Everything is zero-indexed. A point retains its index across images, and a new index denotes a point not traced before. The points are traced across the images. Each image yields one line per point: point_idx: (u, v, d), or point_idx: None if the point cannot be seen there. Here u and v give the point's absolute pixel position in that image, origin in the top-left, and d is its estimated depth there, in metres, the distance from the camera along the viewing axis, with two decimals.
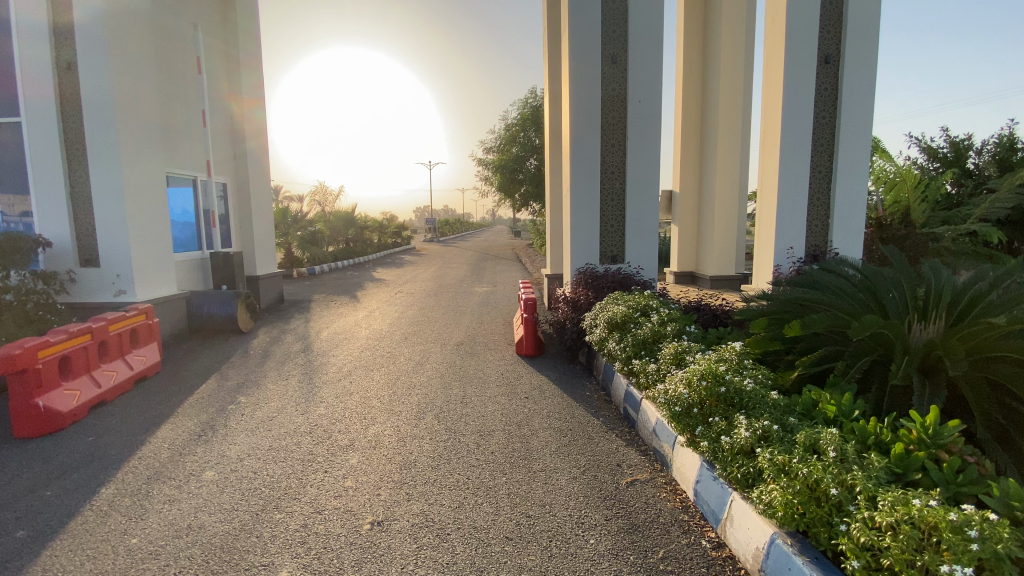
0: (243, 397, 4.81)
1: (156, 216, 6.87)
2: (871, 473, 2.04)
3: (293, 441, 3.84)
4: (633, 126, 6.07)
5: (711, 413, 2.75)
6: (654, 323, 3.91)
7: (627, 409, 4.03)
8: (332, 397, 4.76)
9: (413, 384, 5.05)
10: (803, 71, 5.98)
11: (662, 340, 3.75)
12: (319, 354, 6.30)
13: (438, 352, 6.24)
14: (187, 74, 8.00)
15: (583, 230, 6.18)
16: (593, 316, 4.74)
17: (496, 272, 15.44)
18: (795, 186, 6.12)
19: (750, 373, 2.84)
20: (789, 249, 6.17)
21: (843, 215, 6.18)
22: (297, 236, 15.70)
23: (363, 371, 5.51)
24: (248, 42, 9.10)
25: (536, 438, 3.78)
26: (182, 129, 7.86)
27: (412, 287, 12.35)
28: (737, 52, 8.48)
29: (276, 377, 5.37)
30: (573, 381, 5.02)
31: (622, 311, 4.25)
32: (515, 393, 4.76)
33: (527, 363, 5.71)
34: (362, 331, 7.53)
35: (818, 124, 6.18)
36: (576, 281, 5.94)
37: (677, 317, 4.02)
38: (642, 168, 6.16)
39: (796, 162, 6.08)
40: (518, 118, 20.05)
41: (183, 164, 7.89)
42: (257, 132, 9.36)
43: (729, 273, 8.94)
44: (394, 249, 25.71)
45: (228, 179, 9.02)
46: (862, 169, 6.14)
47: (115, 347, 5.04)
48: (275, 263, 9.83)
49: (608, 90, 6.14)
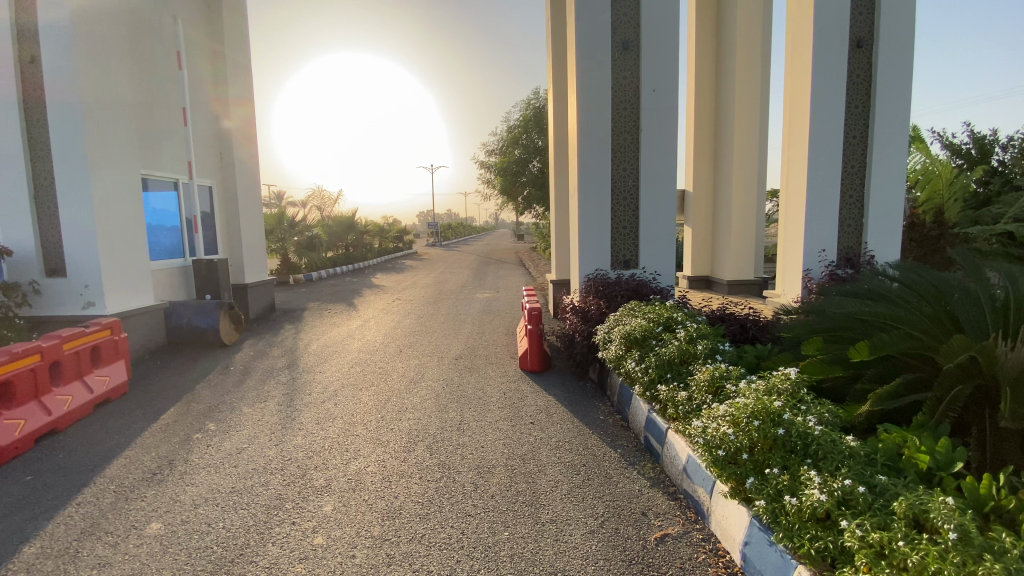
0: (213, 424, 4.28)
1: (131, 223, 6.40)
2: (1015, 565, 1.46)
3: (261, 481, 3.31)
4: (647, 118, 5.51)
5: (766, 462, 2.17)
6: (682, 339, 3.33)
7: (649, 440, 3.47)
8: (312, 424, 4.22)
9: (406, 407, 4.50)
10: (833, 56, 5.39)
11: (694, 361, 3.18)
12: (305, 370, 5.76)
13: (435, 367, 5.70)
14: (166, 71, 7.50)
15: (591, 232, 5.62)
16: (606, 330, 4.17)
17: (500, 277, 14.93)
18: (826, 183, 5.52)
19: (812, 410, 2.26)
20: (821, 253, 5.57)
21: (879, 214, 5.56)
22: (295, 242, 15.16)
23: (350, 391, 4.97)
24: (234, 39, 8.62)
25: (545, 478, 3.21)
26: (159, 128, 7.36)
27: (412, 293, 11.81)
28: (755, 39, 7.88)
29: (254, 399, 4.83)
30: (584, 402, 4.47)
31: (641, 326, 3.68)
32: (519, 417, 4.20)
33: (532, 380, 5.16)
34: (353, 343, 6.98)
35: (850, 113, 5.56)
36: (585, 289, 5.40)
37: (709, 333, 3.44)
38: (657, 166, 5.58)
39: (826, 155, 5.48)
40: (520, 120, 19.60)
41: (163, 166, 7.41)
42: (244, 133, 8.86)
43: (749, 278, 8.33)
44: (396, 254, 25.27)
45: (213, 181, 8.51)
46: (901, 163, 5.52)
47: (72, 368, 4.57)
48: (266, 270, 9.33)
49: (619, 79, 5.57)
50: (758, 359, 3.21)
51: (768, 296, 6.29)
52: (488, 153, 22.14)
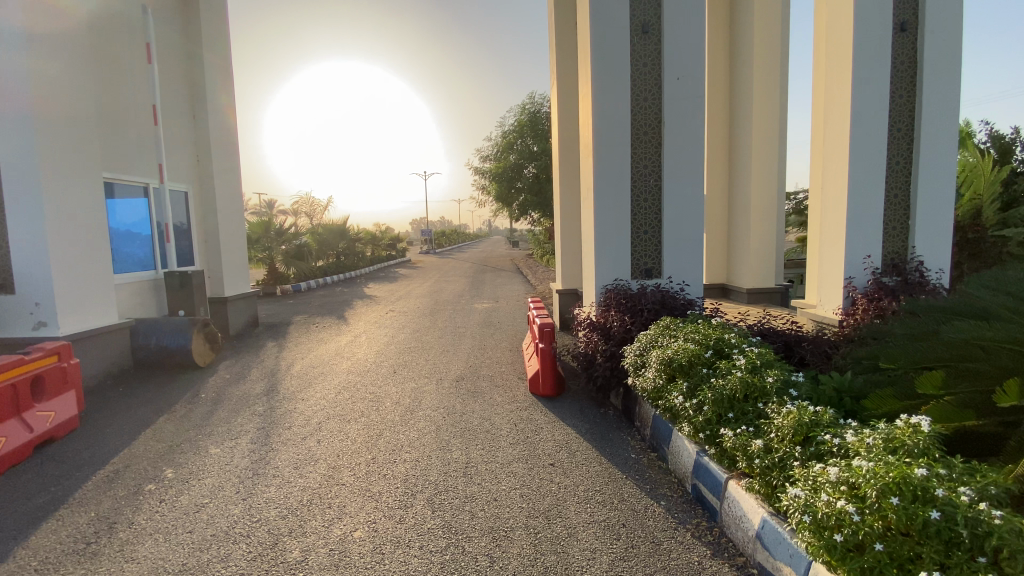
0: (171, 471, 3.62)
1: (92, 233, 5.70)
2: None
3: (219, 553, 2.63)
4: (670, 109, 4.91)
5: (916, 560, 1.57)
6: (743, 368, 2.70)
7: (700, 489, 2.83)
8: (290, 468, 3.54)
9: (402, 444, 3.82)
10: (875, 40, 4.83)
11: (762, 397, 2.56)
12: (286, 397, 5.07)
13: (433, 391, 5.04)
14: (136, 68, 6.81)
15: (608, 238, 5.02)
16: (637, 351, 3.53)
17: (498, 285, 14.32)
18: (870, 180, 4.95)
19: (967, 481, 1.68)
20: (866, 259, 5.00)
21: (929, 216, 4.99)
22: (282, 251, 14.41)
23: (337, 424, 4.30)
24: (211, 39, 7.98)
25: (578, 546, 2.55)
26: (127, 129, 6.65)
27: (406, 304, 11.14)
28: (773, 31, 7.34)
29: (223, 437, 4.14)
30: (610, 436, 3.84)
31: (686, 350, 3.05)
32: (537, 457, 3.55)
33: (546, 407, 4.52)
34: (342, 363, 6.30)
35: (894, 104, 5.00)
36: (603, 302, 4.77)
37: (774, 359, 2.82)
38: (681, 162, 4.98)
39: (869, 151, 4.92)
40: (516, 125, 19.08)
41: (131, 170, 6.72)
42: (222, 135, 8.21)
43: (770, 286, 7.74)
44: (389, 263, 24.56)
45: (189, 186, 7.80)
46: (952, 159, 4.95)
47: (8, 404, 3.86)
48: (248, 282, 8.65)
49: (638, 66, 4.98)
50: (839, 392, 2.62)
51: (801, 306, 5.70)
52: (483, 159, 21.59)
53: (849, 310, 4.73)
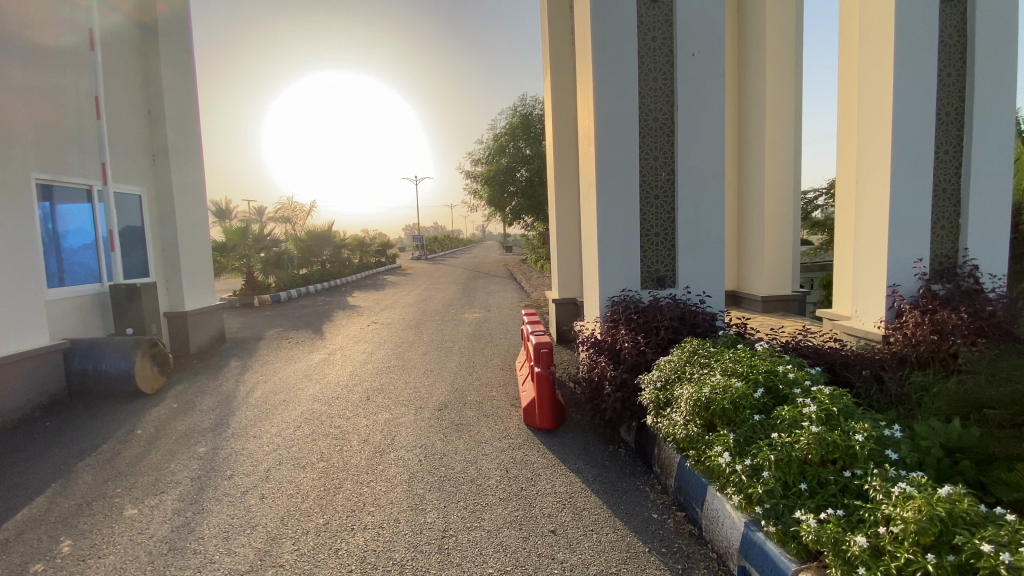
0: (70, 543, 2.84)
1: (18, 242, 4.90)
2: None
3: None
4: (684, 90, 4.22)
5: None
6: (815, 419, 1.98)
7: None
8: (220, 540, 2.77)
9: (364, 503, 3.05)
10: (922, 7, 4.16)
11: (850, 463, 1.84)
12: (237, 432, 4.28)
13: (410, 424, 4.27)
14: (75, 54, 6.01)
15: (614, 242, 4.29)
16: (658, 385, 2.82)
17: (491, 293, 13.57)
18: (916, 173, 4.27)
19: None
20: (916, 262, 4.30)
21: (983, 212, 4.31)
22: (261, 259, 13.58)
23: (291, 470, 3.53)
24: (167, 26, 7.22)
25: None
26: (63, 122, 5.81)
27: (392, 315, 10.35)
28: (787, 16, 6.68)
29: (148, 493, 3.35)
30: (623, 487, 3.10)
31: (727, 390, 2.32)
32: (535, 521, 2.78)
33: (543, 445, 3.76)
34: (310, 387, 5.51)
35: (941, 83, 4.34)
36: (609, 317, 4.04)
37: (852, 404, 2.11)
38: (697, 153, 4.27)
39: (916, 138, 4.24)
40: (507, 127, 18.40)
41: (69, 169, 5.88)
42: (181, 132, 7.43)
43: (787, 293, 7.03)
44: (378, 270, 23.70)
45: (143, 189, 6.98)
46: (1008, 146, 4.28)
47: None
48: (213, 294, 7.85)
49: (647, 41, 4.28)
50: (948, 450, 1.94)
51: (834, 317, 5.00)
52: (474, 162, 20.89)
53: (897, 323, 4.00)
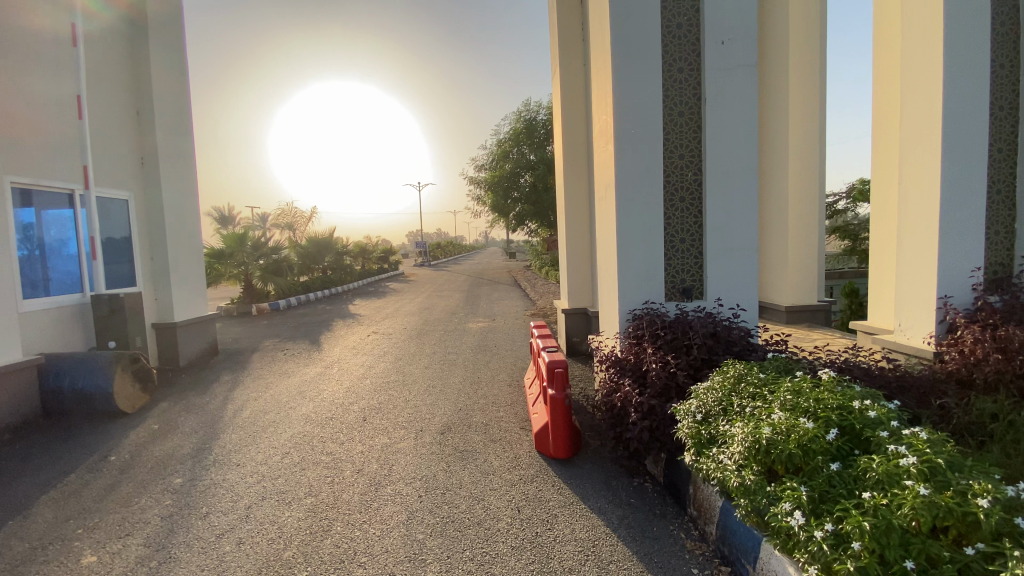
0: None
1: None
2: None
3: None
4: (712, 83, 3.84)
5: None
6: (918, 477, 1.59)
7: None
8: None
9: (354, 552, 2.63)
10: None
11: (972, 540, 1.44)
12: (219, 460, 3.87)
13: (410, 451, 3.86)
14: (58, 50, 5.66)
15: (635, 249, 3.89)
16: (697, 420, 2.42)
17: (496, 301, 13.16)
18: (969, 173, 3.86)
19: None
20: (972, 271, 3.89)
21: None
22: (260, 266, 13.21)
23: (275, 508, 3.12)
24: (159, 25, 6.90)
25: None
26: (43, 121, 5.45)
27: (393, 325, 9.94)
28: (810, 14, 6.34)
29: (112, 535, 2.95)
30: (653, 533, 2.68)
31: (793, 431, 1.92)
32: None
33: (559, 478, 3.34)
34: (303, 405, 5.10)
35: (994, 75, 3.94)
36: (630, 333, 3.63)
37: (956, 453, 1.72)
38: (727, 151, 3.88)
39: (969, 134, 3.84)
40: (512, 133, 18.06)
41: (50, 172, 5.51)
42: (171, 135, 7.08)
43: (813, 304, 6.62)
44: (381, 277, 23.29)
45: (129, 194, 6.62)
46: None
47: None
48: (204, 304, 7.48)
49: (671, 29, 3.91)
50: None
51: (874, 330, 4.58)
52: (477, 168, 20.55)
53: (953, 340, 3.57)
